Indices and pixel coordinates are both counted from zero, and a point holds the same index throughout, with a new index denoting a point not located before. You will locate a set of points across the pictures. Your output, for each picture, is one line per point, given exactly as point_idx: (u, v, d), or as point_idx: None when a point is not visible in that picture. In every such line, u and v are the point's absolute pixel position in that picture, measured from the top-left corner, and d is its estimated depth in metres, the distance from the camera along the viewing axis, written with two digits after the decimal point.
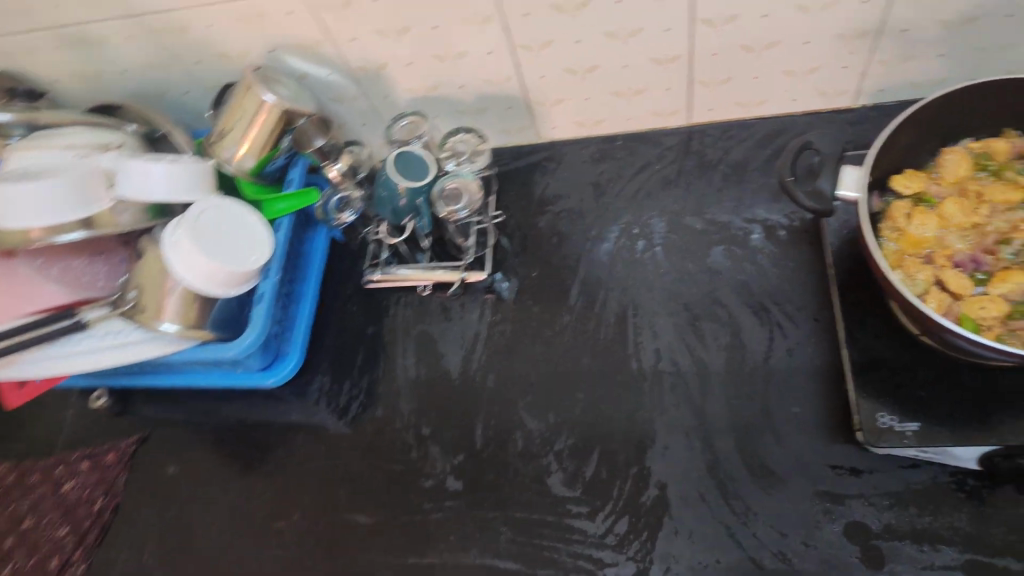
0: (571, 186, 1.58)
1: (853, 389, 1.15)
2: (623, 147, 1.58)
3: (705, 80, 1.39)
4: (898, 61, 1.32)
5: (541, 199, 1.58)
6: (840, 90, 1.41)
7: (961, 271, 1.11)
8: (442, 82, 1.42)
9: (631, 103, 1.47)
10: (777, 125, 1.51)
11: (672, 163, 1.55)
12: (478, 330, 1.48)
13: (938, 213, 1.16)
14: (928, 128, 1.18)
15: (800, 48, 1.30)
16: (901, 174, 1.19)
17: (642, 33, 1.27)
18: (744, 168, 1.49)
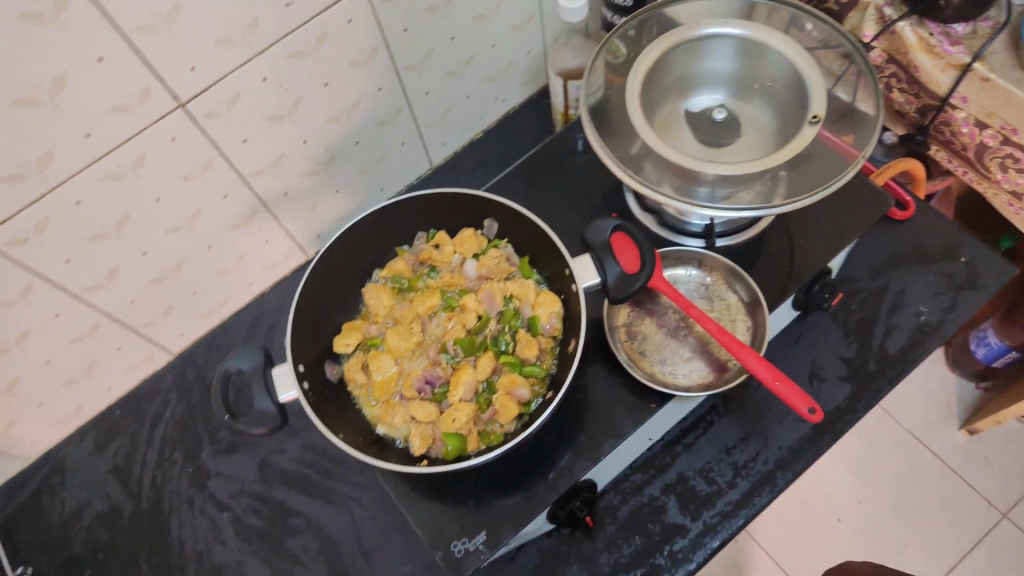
0: (85, 478, 0.83)
1: (440, 505, 0.70)
2: (123, 419, 0.86)
3: (137, 296, 0.76)
4: (305, 196, 0.81)
5: (63, 509, 0.82)
6: (278, 256, 0.86)
7: (484, 381, 0.67)
8: None
9: (83, 382, 0.80)
10: (241, 236, 0.79)
11: (184, 380, 0.87)
12: None
13: (393, 342, 0.69)
14: (345, 254, 0.71)
15: (224, 250, 0.79)
16: (344, 332, 0.70)
17: (41, 309, 0.70)
18: (194, 361, 0.87)
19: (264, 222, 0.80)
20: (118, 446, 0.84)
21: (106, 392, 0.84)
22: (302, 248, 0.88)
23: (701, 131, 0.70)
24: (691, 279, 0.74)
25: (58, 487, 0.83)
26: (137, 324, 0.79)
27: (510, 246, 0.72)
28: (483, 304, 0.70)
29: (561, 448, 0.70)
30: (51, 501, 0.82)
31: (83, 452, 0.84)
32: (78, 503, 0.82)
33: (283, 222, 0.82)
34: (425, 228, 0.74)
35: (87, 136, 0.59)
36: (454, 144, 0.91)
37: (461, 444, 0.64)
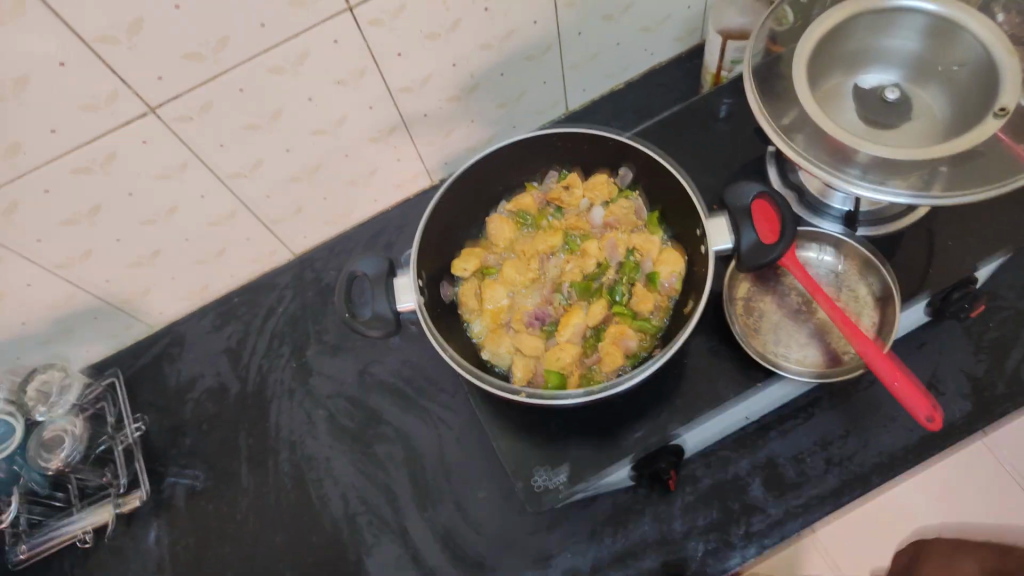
0: (201, 353, 0.89)
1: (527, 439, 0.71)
2: (240, 305, 0.91)
3: (273, 191, 0.80)
4: (442, 120, 0.83)
5: (179, 376, 0.89)
6: (406, 176, 0.89)
7: (593, 328, 0.67)
8: (68, 329, 0.83)
9: (212, 264, 0.86)
10: (376, 149, 0.82)
11: (300, 280, 0.91)
12: (164, 547, 0.80)
13: (510, 274, 0.70)
14: (478, 180, 0.72)
15: (358, 160, 0.82)
16: (463, 255, 0.71)
17: (191, 187, 0.74)
18: (312, 264, 0.92)
19: (399, 139, 0.82)
20: (233, 329, 0.90)
21: (230, 278, 0.89)
22: (429, 172, 0.90)
23: (867, 106, 0.66)
24: (822, 265, 0.71)
25: (177, 356, 0.90)
26: (268, 218, 0.84)
27: (641, 199, 0.71)
28: (605, 252, 0.69)
29: (656, 407, 0.70)
30: (170, 368, 0.89)
31: (202, 329, 0.91)
32: (192, 375, 0.89)
33: (418, 143, 0.84)
34: (558, 166, 0.74)
35: (261, 26, 0.62)
36: (591, 92, 0.90)
37: (560, 383, 0.65)
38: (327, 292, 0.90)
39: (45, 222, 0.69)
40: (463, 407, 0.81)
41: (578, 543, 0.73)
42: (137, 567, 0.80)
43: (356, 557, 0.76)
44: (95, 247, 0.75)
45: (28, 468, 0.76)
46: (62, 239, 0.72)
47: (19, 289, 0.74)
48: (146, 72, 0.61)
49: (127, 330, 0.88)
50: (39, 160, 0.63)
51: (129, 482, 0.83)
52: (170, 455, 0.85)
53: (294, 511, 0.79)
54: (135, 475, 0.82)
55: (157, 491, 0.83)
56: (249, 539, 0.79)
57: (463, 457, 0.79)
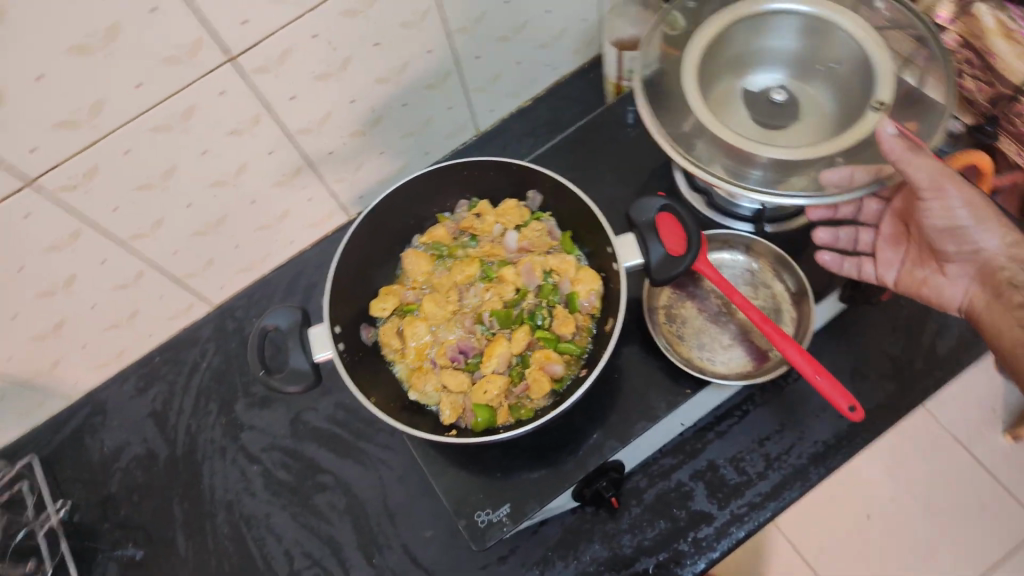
0: (126, 420, 0.86)
1: (466, 474, 0.70)
2: (163, 365, 0.87)
3: (179, 248, 0.77)
4: (349, 156, 0.81)
5: (103, 448, 0.85)
6: (321, 215, 0.86)
7: (518, 355, 0.67)
8: None
9: (125, 329, 0.82)
10: (283, 192, 0.79)
11: (222, 332, 0.88)
12: None
13: (429, 310, 0.68)
14: (387, 217, 0.70)
15: (267, 205, 0.80)
16: (380, 296, 0.70)
17: (88, 254, 0.71)
18: (233, 315, 0.89)
19: (307, 180, 0.80)
20: (157, 391, 0.86)
21: (148, 339, 0.86)
22: (343, 208, 0.88)
23: (758, 111, 0.66)
24: (737, 265, 0.72)
25: (99, 426, 0.86)
26: (179, 274, 0.80)
27: (553, 219, 0.71)
28: (522, 277, 0.68)
29: (590, 428, 0.70)
30: (92, 440, 0.85)
31: (124, 395, 0.87)
32: (117, 444, 0.85)
33: (328, 181, 0.82)
34: (467, 195, 0.73)
35: (137, 86, 0.59)
36: (500, 111, 0.90)
37: (490, 416, 0.63)
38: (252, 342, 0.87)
39: None
40: (402, 445, 0.80)
41: (530, 571, 0.73)
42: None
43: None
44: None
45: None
46: None
47: None
48: (15, 145, 0.58)
49: (42, 406, 0.84)
50: None
51: (55, 569, 0.78)
52: (101, 532, 0.81)
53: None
54: (63, 560, 0.78)
55: (88, 573, 0.79)
56: None
57: (406, 497, 0.77)
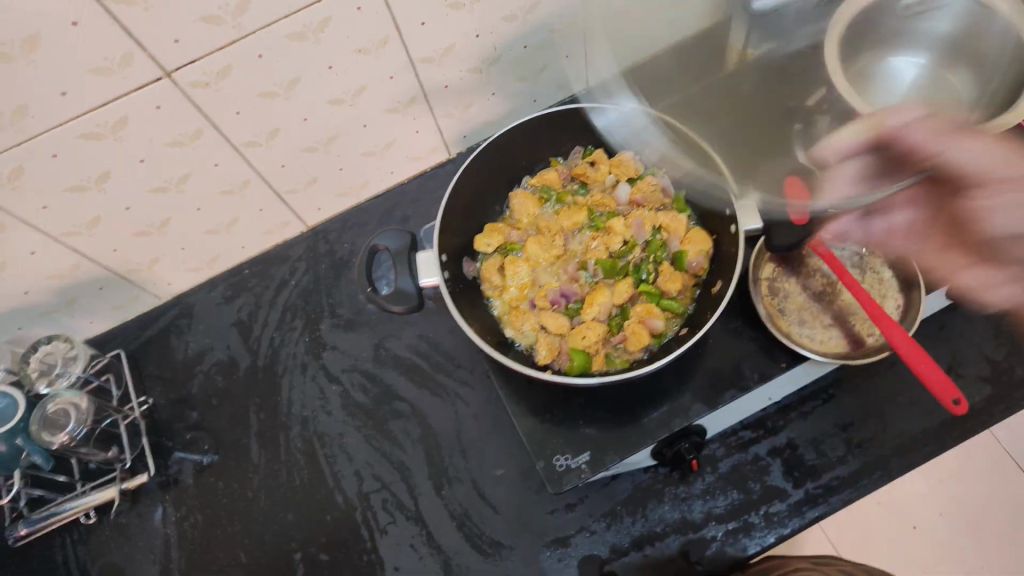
0: (210, 326, 0.88)
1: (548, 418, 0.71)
2: (251, 278, 0.89)
3: (287, 162, 0.78)
4: (463, 91, 0.81)
5: (187, 349, 0.87)
6: (423, 149, 0.88)
7: (618, 307, 0.66)
8: (73, 300, 0.81)
9: (221, 237, 0.84)
10: (394, 119, 0.80)
11: (312, 253, 0.90)
12: (171, 525, 0.79)
13: (534, 251, 0.69)
14: (503, 155, 0.70)
15: (376, 131, 0.81)
16: (483, 232, 0.70)
17: (204, 155, 0.72)
18: (325, 238, 0.90)
19: (419, 111, 0.81)
20: (244, 302, 0.88)
21: (241, 250, 0.88)
22: (446, 145, 0.89)
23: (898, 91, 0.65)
24: (847, 247, 0.71)
25: (185, 329, 0.88)
26: (280, 187, 0.82)
27: (667, 176, 0.70)
28: (631, 230, 0.68)
29: (678, 388, 0.69)
30: (178, 340, 0.87)
31: (212, 301, 0.89)
32: (201, 347, 0.87)
33: (437, 115, 0.83)
34: (584, 142, 0.73)
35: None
36: None
37: (586, 361, 0.63)
38: (342, 266, 0.89)
39: (52, 189, 0.67)
40: (480, 384, 0.81)
41: (597, 522, 0.74)
42: (144, 543, 0.78)
43: (372, 535, 0.76)
44: (104, 215, 0.73)
45: (31, 444, 0.72)
46: (69, 205, 0.70)
47: (24, 259, 0.72)
48: (162, 34, 0.59)
49: (134, 301, 0.86)
50: (46, 125, 0.61)
51: (134, 459, 0.81)
52: (177, 428, 0.83)
53: (306, 489, 0.79)
54: (141, 452, 0.81)
55: (164, 465, 0.81)
56: (262, 517, 0.78)
57: (481, 435, 0.79)
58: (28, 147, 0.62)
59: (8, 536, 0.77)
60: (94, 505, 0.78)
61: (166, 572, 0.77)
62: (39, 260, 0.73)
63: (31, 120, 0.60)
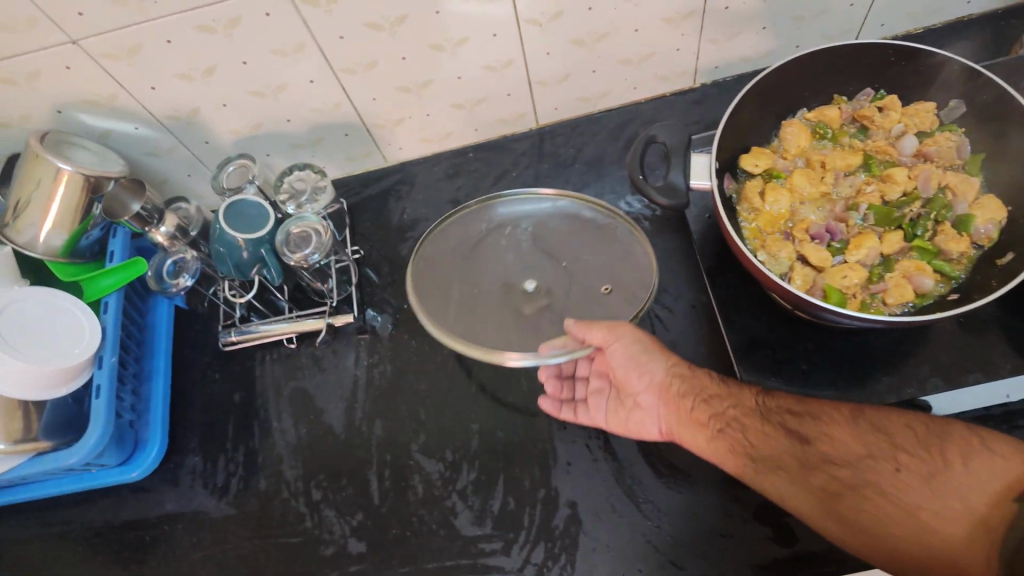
0: (426, 197, 0.90)
1: (770, 356, 0.69)
2: (473, 161, 0.91)
3: (552, 49, 0.78)
4: (743, 16, 0.79)
5: (400, 213, 0.89)
6: (674, 71, 0.85)
7: (884, 257, 0.64)
8: (319, 140, 0.85)
9: (463, 112, 0.85)
10: (666, 29, 0.79)
11: (537, 151, 0.90)
12: (361, 369, 0.82)
13: (803, 182, 0.67)
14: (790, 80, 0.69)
15: (645, 39, 0.79)
16: (751, 154, 0.69)
17: (488, 21, 0.73)
18: (552, 138, 0.90)
19: (692, 27, 0.79)
20: (463, 183, 0.89)
21: (472, 132, 0.89)
22: (695, 72, 0.87)
23: None
24: None
25: (403, 196, 0.90)
26: (535, 78, 0.82)
27: (965, 136, 0.66)
28: (915, 182, 0.65)
29: (915, 358, 0.67)
30: (395, 205, 0.89)
31: (434, 175, 0.91)
32: (415, 216, 0.88)
33: (706, 37, 0.81)
34: (874, 86, 0.70)
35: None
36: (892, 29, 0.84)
37: (842, 302, 0.62)
38: (562, 168, 0.88)
39: (353, 20, 0.70)
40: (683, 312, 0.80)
41: None
42: (334, 378, 0.82)
43: (551, 425, 0.77)
44: (380, 60, 0.76)
45: (270, 257, 0.78)
46: (359, 42, 0.73)
47: (302, 85, 0.76)
48: None
49: (364, 158, 0.89)
50: None
51: (340, 301, 0.85)
52: (379, 286, 0.86)
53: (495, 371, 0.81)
54: (347, 295, 0.84)
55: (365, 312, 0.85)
56: (448, 384, 0.80)
57: None
58: None
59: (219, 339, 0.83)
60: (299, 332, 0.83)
61: (350, 410, 0.80)
62: (312, 91, 0.77)
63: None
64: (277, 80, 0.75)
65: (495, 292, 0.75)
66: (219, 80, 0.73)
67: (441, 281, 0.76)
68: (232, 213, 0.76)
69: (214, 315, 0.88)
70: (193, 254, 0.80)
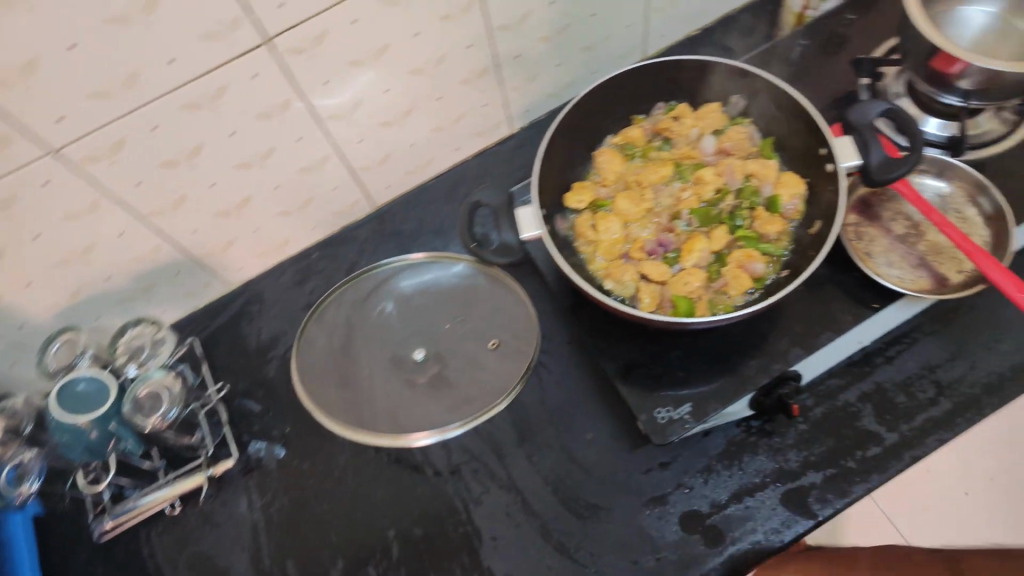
0: (280, 310, 0.86)
1: (646, 373, 0.71)
2: (319, 261, 0.88)
3: (363, 138, 0.78)
4: (534, 62, 0.82)
5: (259, 334, 0.85)
6: (488, 124, 0.87)
7: (716, 253, 0.67)
8: (148, 287, 0.79)
9: (295, 218, 0.83)
10: (468, 91, 0.80)
11: (379, 234, 0.89)
12: (258, 509, 0.77)
13: (627, 204, 0.69)
14: (589, 114, 0.72)
15: (451, 105, 0.80)
16: (574, 190, 0.71)
17: (289, 130, 0.72)
18: (391, 217, 0.89)
19: (491, 83, 0.81)
20: (314, 285, 0.87)
21: (309, 233, 0.87)
22: (510, 120, 0.88)
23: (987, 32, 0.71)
24: (929, 188, 0.73)
25: (256, 315, 0.87)
26: (356, 167, 0.80)
27: (753, 126, 0.71)
28: (723, 178, 0.69)
29: (772, 333, 0.70)
30: (249, 326, 0.86)
31: (280, 286, 0.88)
32: (274, 333, 0.85)
33: (507, 88, 0.83)
34: (665, 99, 0.74)
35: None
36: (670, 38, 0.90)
37: (691, 308, 0.64)
38: (408, 244, 0.88)
39: (144, 165, 0.66)
40: (560, 351, 0.81)
41: (694, 478, 0.74)
42: (231, 531, 0.77)
43: (464, 505, 0.75)
44: (187, 194, 0.72)
45: (124, 427, 0.72)
46: (157, 185, 0.69)
47: (111, 242, 0.71)
48: None
49: (204, 289, 0.85)
50: (153, 93, 0.61)
51: (216, 446, 0.80)
52: (255, 416, 0.82)
53: (394, 465, 0.78)
54: (223, 438, 0.80)
55: (246, 449, 0.80)
56: (352, 496, 0.77)
57: (568, 401, 0.78)
58: (129, 119, 0.61)
59: (92, 532, 0.76)
60: (180, 494, 0.77)
61: (256, 557, 0.75)
62: (123, 243, 0.72)
63: (139, 88, 0.59)
64: (80, 244, 0.69)
65: (382, 368, 0.81)
66: (11, 262, 0.67)
67: (330, 375, 0.81)
68: (65, 399, 0.70)
69: (81, 507, 0.80)
70: (33, 453, 0.77)
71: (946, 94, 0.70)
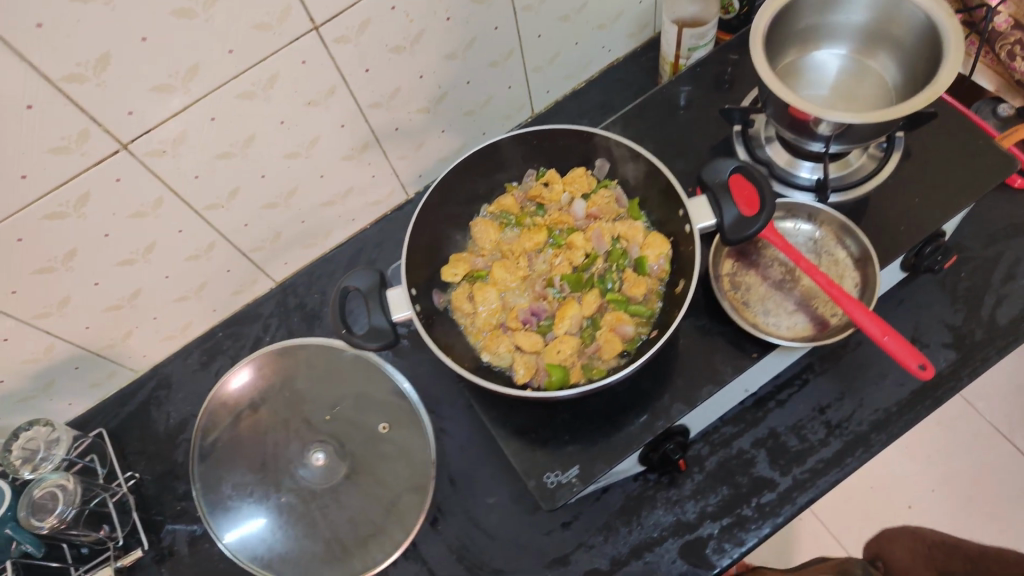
0: (189, 391, 0.88)
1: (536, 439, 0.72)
2: (225, 340, 0.90)
3: (249, 220, 0.79)
4: (414, 132, 0.84)
5: (168, 419, 0.87)
6: (381, 193, 0.90)
7: (590, 318, 0.68)
8: (49, 384, 0.80)
9: (192, 302, 0.84)
10: (351, 166, 0.82)
11: (284, 309, 0.91)
12: None
13: (501, 274, 0.70)
14: (460, 188, 0.73)
15: (335, 179, 0.82)
16: (451, 263, 0.72)
17: (168, 223, 0.73)
18: (295, 291, 0.92)
19: (373, 156, 0.83)
20: (220, 365, 0.89)
21: (211, 313, 0.89)
22: (403, 187, 0.91)
23: (837, 81, 0.75)
24: (800, 234, 0.74)
25: (164, 400, 0.88)
26: (246, 248, 0.83)
27: (620, 187, 0.73)
28: (592, 242, 0.70)
29: (657, 391, 0.71)
30: (158, 412, 0.87)
31: (188, 368, 0.89)
32: (182, 416, 0.87)
33: (391, 158, 0.85)
34: (534, 164, 0.75)
35: (229, 52, 0.62)
36: (552, 94, 0.94)
37: (564, 375, 0.65)
38: (312, 317, 0.90)
39: (19, 274, 0.67)
40: (462, 415, 0.82)
41: (595, 536, 0.74)
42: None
43: None
44: (72, 294, 0.73)
45: (21, 531, 0.72)
46: (37, 289, 0.69)
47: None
48: (111, 104, 0.60)
49: (110, 378, 0.86)
50: (12, 207, 0.61)
51: (127, 537, 0.80)
52: (166, 502, 0.82)
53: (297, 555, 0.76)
54: (134, 527, 0.80)
55: (156, 539, 0.80)
56: None
57: (471, 465, 0.80)
58: None
59: None
60: None
61: None
62: (14, 346, 0.72)
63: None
64: None
65: (280, 484, 0.77)
66: None
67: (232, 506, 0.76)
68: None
69: None
70: None
71: (811, 141, 0.70)
